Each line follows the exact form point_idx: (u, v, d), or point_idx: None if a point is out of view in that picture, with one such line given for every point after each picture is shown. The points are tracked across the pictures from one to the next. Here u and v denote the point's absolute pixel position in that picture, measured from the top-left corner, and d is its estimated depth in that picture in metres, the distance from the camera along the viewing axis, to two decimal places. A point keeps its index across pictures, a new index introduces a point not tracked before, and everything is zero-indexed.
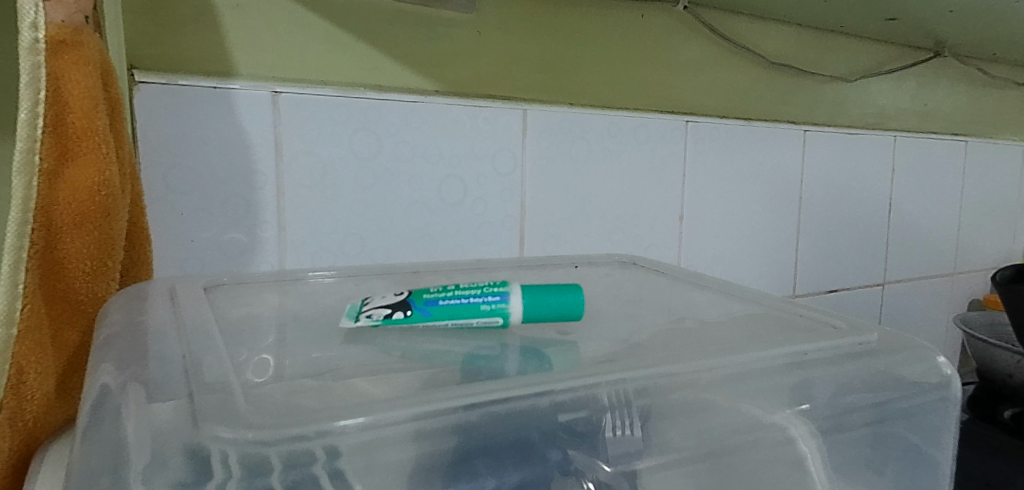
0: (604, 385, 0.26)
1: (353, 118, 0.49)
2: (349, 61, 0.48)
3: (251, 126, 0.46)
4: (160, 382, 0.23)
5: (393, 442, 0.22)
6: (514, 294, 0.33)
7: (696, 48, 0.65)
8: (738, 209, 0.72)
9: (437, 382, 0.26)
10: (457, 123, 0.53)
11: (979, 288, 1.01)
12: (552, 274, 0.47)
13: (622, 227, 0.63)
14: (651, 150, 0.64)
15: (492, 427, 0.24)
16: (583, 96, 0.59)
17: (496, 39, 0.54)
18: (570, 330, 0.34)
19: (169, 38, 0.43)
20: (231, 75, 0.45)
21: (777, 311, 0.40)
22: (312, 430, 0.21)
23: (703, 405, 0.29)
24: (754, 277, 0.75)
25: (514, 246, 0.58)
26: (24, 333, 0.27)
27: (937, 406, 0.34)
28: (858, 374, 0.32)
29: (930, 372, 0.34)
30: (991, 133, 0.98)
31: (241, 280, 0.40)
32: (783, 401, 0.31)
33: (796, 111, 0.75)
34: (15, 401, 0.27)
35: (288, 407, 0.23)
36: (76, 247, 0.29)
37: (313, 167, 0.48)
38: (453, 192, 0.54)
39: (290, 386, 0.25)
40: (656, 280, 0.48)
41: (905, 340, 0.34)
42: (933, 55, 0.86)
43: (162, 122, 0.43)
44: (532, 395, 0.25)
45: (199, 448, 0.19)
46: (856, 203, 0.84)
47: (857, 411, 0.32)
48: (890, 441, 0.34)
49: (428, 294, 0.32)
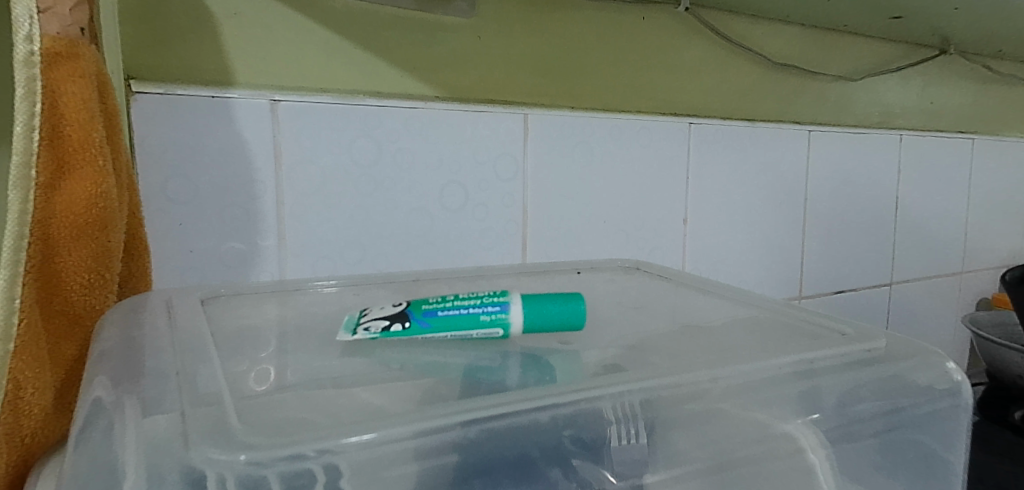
0: (608, 398, 0.26)
1: (352, 125, 0.48)
2: (348, 67, 0.48)
3: (250, 134, 0.45)
4: (155, 397, 0.23)
5: (393, 460, 0.22)
6: (514, 303, 0.32)
7: (699, 49, 0.65)
8: (741, 211, 0.71)
9: (437, 396, 0.26)
10: (457, 129, 0.53)
11: (988, 287, 1.00)
12: (555, 281, 0.47)
13: (625, 231, 0.63)
14: (654, 152, 0.63)
15: (494, 442, 0.24)
16: (585, 100, 0.59)
17: (496, 43, 0.54)
18: (571, 339, 0.34)
19: (166, 47, 0.43)
20: (229, 84, 0.44)
21: (782, 317, 0.39)
22: (312, 449, 0.20)
23: (707, 417, 0.29)
24: (758, 280, 0.74)
25: (516, 251, 0.57)
26: (22, 348, 0.26)
27: (949, 413, 0.34)
28: (866, 382, 0.31)
29: (941, 378, 0.33)
30: (998, 130, 0.97)
31: (240, 292, 0.40)
32: (790, 410, 0.30)
33: (800, 111, 0.74)
34: (12, 416, 0.27)
35: (285, 424, 0.22)
36: (73, 261, 0.28)
37: (312, 175, 0.47)
38: (454, 199, 0.53)
39: (287, 402, 0.25)
40: (659, 285, 0.47)
41: (914, 346, 0.33)
42: (939, 53, 0.86)
43: (159, 131, 0.42)
44: (534, 409, 0.24)
45: (193, 469, 0.19)
46: (862, 204, 0.83)
47: (866, 420, 0.32)
48: (900, 449, 0.34)
49: (427, 305, 0.32)
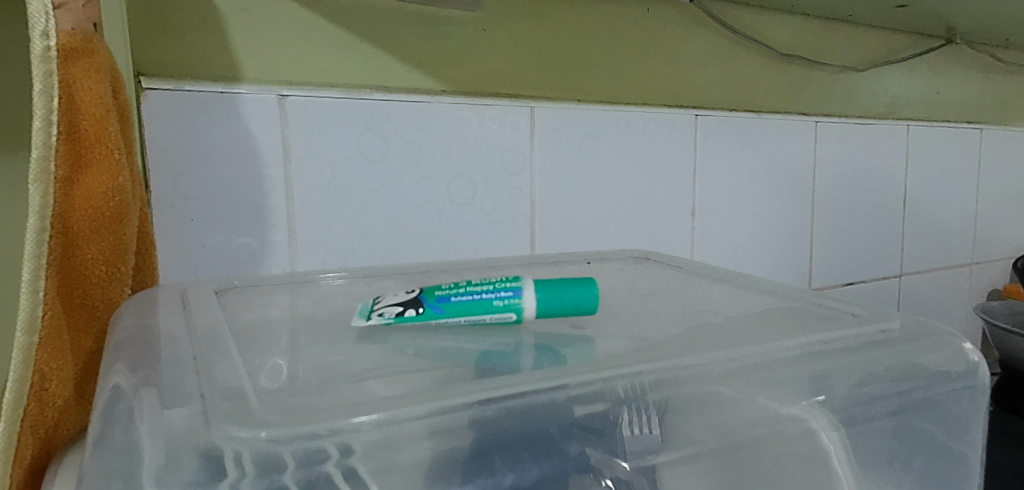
0: (621, 377, 0.26)
1: (359, 119, 0.48)
2: (355, 63, 0.48)
3: (258, 130, 0.45)
4: (172, 384, 0.23)
5: (408, 439, 0.22)
6: (527, 288, 0.32)
7: (704, 41, 0.65)
8: (750, 202, 0.71)
9: (451, 379, 0.26)
10: (463, 122, 0.53)
11: (998, 278, 1.00)
12: (565, 271, 0.46)
13: (634, 224, 0.63)
14: (662, 144, 0.63)
15: (506, 423, 0.24)
16: (591, 93, 0.59)
17: (502, 37, 0.54)
18: (584, 325, 0.34)
19: (178, 44, 0.43)
20: (238, 80, 0.45)
21: (795, 302, 0.39)
22: (324, 428, 0.20)
23: (720, 398, 0.29)
24: (767, 270, 0.74)
25: (526, 245, 0.57)
26: (46, 339, 0.26)
27: (964, 394, 0.34)
28: (881, 362, 0.31)
29: (956, 359, 0.33)
30: (1005, 120, 0.96)
31: (252, 283, 0.40)
32: (804, 391, 0.30)
33: (807, 102, 0.74)
34: (37, 408, 0.27)
35: (299, 407, 0.22)
36: (91, 253, 0.29)
37: (321, 170, 0.48)
38: (462, 193, 0.53)
39: (301, 388, 0.25)
40: (669, 274, 0.47)
41: (928, 327, 0.33)
42: (945, 43, 0.85)
43: (171, 128, 0.43)
44: (547, 389, 0.24)
45: (211, 449, 0.19)
46: (870, 193, 0.82)
47: (879, 401, 0.32)
48: (915, 432, 0.33)
49: (440, 291, 0.32)
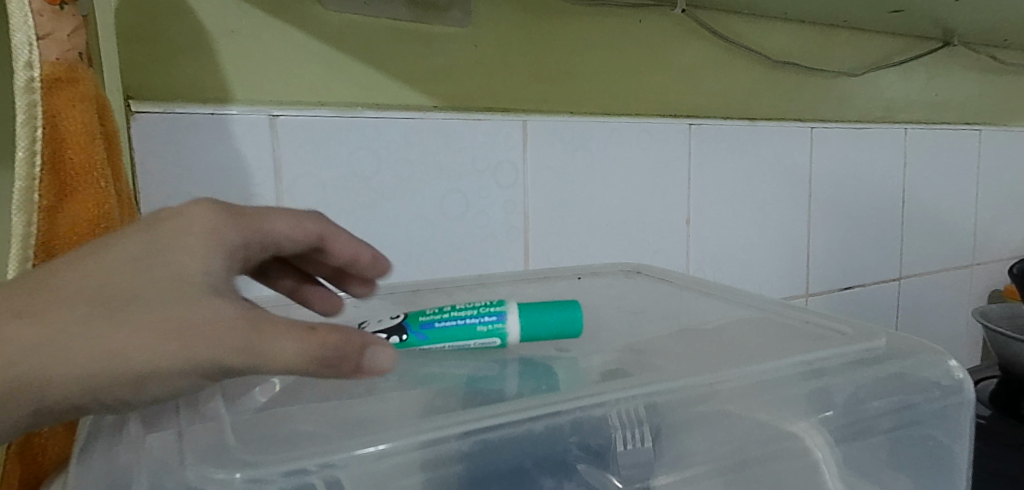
0: (605, 405, 0.26)
1: (351, 138, 0.49)
2: (347, 80, 0.49)
3: (250, 151, 0.46)
4: (155, 420, 0.24)
5: (393, 473, 0.22)
6: (511, 312, 0.32)
7: (697, 49, 0.65)
8: (744, 209, 0.71)
9: (436, 406, 0.26)
10: (457, 137, 0.53)
11: (998, 279, 0.99)
12: (554, 287, 0.47)
13: (628, 234, 0.63)
14: (653, 154, 0.63)
15: (490, 455, 0.24)
16: (584, 105, 0.59)
17: (495, 53, 0.54)
18: (569, 346, 0.34)
19: (167, 68, 0.43)
20: (228, 101, 0.45)
21: (780, 316, 0.39)
22: (313, 463, 0.21)
23: (703, 422, 0.29)
24: (763, 277, 0.74)
25: (518, 258, 0.57)
26: None
27: (947, 414, 0.34)
28: (864, 382, 0.32)
29: (940, 378, 0.33)
30: (1005, 120, 0.96)
31: None
32: (787, 414, 0.31)
33: (802, 108, 0.74)
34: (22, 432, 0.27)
35: (284, 441, 0.23)
36: None
37: (313, 189, 0.48)
38: (455, 207, 0.54)
39: (285, 418, 0.25)
40: (659, 288, 0.47)
41: (912, 345, 0.33)
42: (942, 45, 0.85)
43: (161, 150, 0.43)
44: (528, 420, 0.25)
45: None
46: (866, 199, 0.82)
47: (862, 421, 0.32)
48: (898, 451, 0.33)
49: (424, 316, 0.32)
